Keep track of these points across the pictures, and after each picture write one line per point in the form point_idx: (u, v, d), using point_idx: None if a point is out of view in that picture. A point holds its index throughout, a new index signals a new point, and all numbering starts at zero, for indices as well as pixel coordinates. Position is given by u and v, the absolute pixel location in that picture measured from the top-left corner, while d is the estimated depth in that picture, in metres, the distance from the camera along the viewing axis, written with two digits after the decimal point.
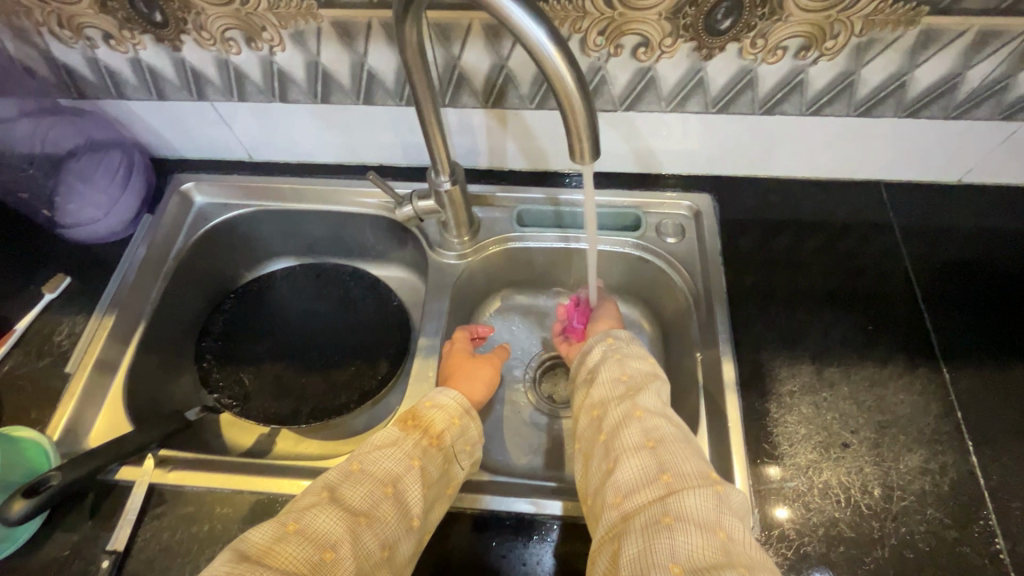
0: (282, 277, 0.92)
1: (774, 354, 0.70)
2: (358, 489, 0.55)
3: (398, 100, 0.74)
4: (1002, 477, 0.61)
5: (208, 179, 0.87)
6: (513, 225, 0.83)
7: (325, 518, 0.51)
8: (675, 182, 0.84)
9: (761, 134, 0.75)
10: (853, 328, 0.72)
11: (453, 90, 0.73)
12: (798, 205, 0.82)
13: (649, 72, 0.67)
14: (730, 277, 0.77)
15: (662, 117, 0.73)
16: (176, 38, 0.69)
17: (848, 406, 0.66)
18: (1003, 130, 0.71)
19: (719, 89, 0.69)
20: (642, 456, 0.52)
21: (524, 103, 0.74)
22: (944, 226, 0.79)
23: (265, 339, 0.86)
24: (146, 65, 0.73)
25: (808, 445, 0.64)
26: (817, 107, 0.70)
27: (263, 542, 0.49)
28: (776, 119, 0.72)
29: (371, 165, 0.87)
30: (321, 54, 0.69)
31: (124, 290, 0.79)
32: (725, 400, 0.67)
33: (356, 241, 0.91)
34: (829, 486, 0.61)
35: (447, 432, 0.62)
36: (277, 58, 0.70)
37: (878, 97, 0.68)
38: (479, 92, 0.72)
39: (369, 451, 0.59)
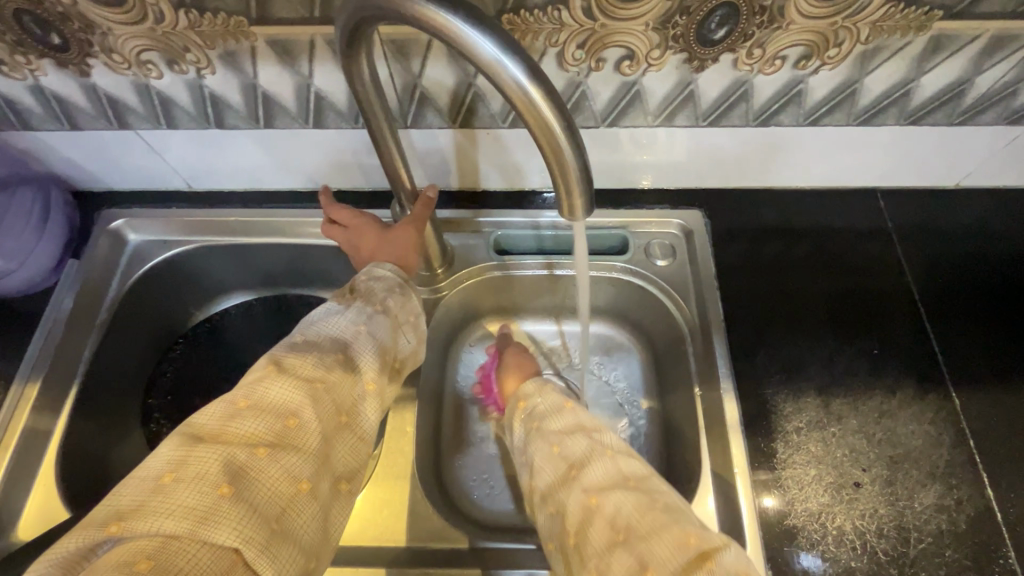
0: (238, 315, 0.83)
1: (777, 387, 0.65)
2: (306, 359, 0.49)
3: (352, 123, 0.65)
4: (1019, 509, 0.59)
5: (142, 215, 0.77)
6: (490, 253, 0.75)
7: (279, 388, 0.46)
8: (663, 198, 0.77)
9: (754, 146, 0.69)
10: (856, 351, 0.68)
11: (415, 111, 0.64)
12: (794, 217, 0.77)
13: (634, 86, 0.60)
14: (726, 301, 0.71)
15: (649, 133, 0.66)
16: (82, 62, 0.58)
17: (857, 440, 0.62)
18: (1006, 135, 0.67)
19: (710, 102, 0.62)
20: (615, 557, 0.44)
21: (496, 121, 0.66)
22: (944, 236, 0.75)
23: (220, 389, 0.77)
24: (50, 93, 0.62)
25: (819, 488, 0.59)
26: (815, 118, 0.64)
27: (216, 415, 0.44)
28: (771, 130, 0.66)
29: (328, 189, 0.78)
30: (259, 76, 0.59)
31: (50, 352, 0.70)
32: (729, 443, 0.62)
33: (318, 274, 0.83)
34: (843, 532, 0.57)
35: (389, 298, 0.59)
36: (207, 81, 0.60)
37: (881, 105, 0.62)
38: (445, 111, 0.64)
39: (313, 326, 0.54)
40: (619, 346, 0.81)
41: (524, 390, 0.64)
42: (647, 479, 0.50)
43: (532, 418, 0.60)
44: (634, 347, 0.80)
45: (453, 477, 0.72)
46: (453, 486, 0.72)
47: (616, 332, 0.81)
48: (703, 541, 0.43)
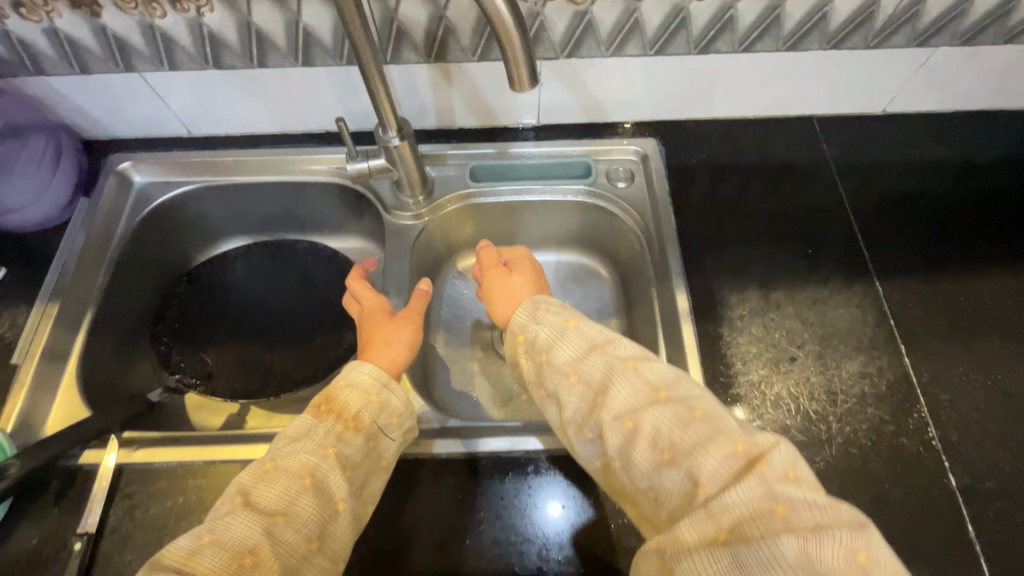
0: (238, 257, 0.90)
1: (724, 284, 0.74)
2: (272, 486, 0.51)
3: (338, 60, 0.73)
4: (932, 373, 0.67)
5: (145, 159, 0.84)
6: (466, 181, 0.83)
7: (240, 524, 0.48)
8: (623, 129, 0.86)
9: (698, 75, 0.78)
10: (793, 253, 0.76)
11: (393, 46, 0.72)
12: (741, 145, 0.85)
13: (586, 16, 0.69)
14: (680, 216, 0.80)
15: (604, 62, 0.75)
16: (94, 3, 0.66)
17: (792, 323, 0.70)
18: (918, 58, 0.77)
19: (654, 30, 0.71)
20: (665, 473, 0.47)
21: (466, 55, 0.74)
22: (873, 157, 0.84)
23: (224, 317, 0.84)
24: (64, 35, 0.69)
25: (759, 362, 0.68)
26: (748, 44, 0.73)
27: (181, 550, 0.47)
28: (711, 57, 0.75)
29: (318, 133, 0.86)
30: (253, 13, 0.67)
31: (67, 278, 0.76)
32: (680, 328, 0.70)
33: (311, 215, 0.90)
34: (780, 397, 0.65)
35: (365, 410, 0.58)
36: (206, 19, 0.68)
37: (803, 30, 0.72)
38: (420, 46, 0.72)
39: (282, 443, 0.55)
40: (588, 270, 0.89)
41: (517, 318, 0.62)
42: (676, 385, 0.51)
43: (537, 350, 0.58)
44: (603, 270, 0.89)
45: (438, 387, 0.80)
46: (439, 393, 0.79)
47: (586, 257, 0.90)
48: (751, 449, 0.45)
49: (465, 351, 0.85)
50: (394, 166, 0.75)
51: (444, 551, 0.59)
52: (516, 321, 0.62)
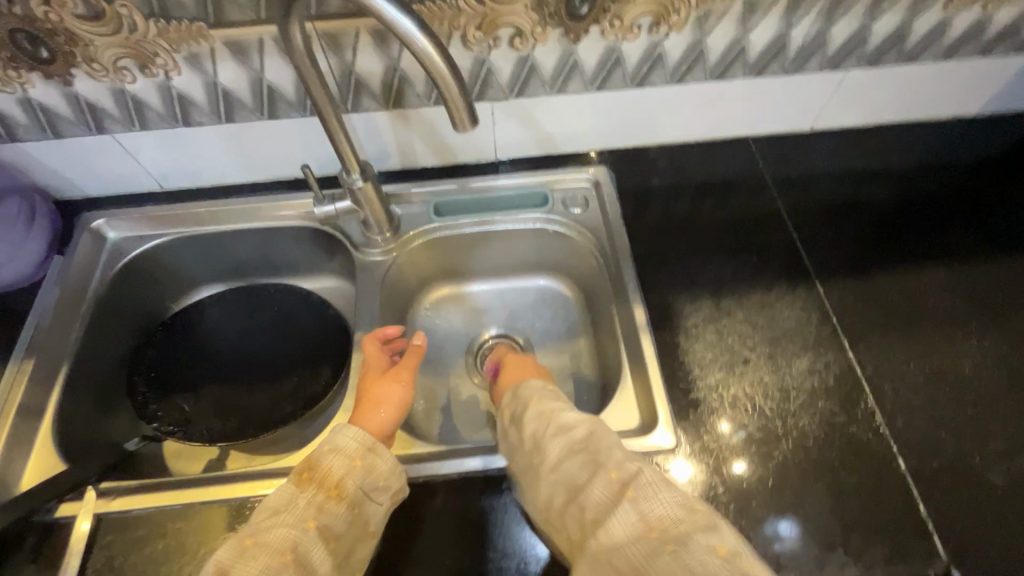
0: (210, 304, 0.90)
1: (679, 296, 0.78)
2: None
3: (302, 111, 0.78)
4: (876, 366, 0.72)
5: (119, 215, 0.87)
6: (429, 217, 0.87)
7: None
8: (576, 159, 0.92)
9: (636, 106, 0.85)
10: (738, 262, 0.82)
11: (353, 95, 0.77)
12: (685, 167, 0.92)
13: (529, 60, 0.76)
14: (634, 236, 0.85)
15: (550, 100, 0.82)
16: (66, 73, 0.70)
17: (744, 327, 0.75)
18: (832, 80, 0.85)
19: (592, 68, 0.78)
20: (635, 519, 0.49)
21: (422, 100, 0.80)
22: (806, 169, 0.91)
23: (201, 364, 0.85)
24: (37, 104, 0.73)
25: (715, 366, 0.72)
26: (679, 76, 0.81)
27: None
28: (647, 90, 0.82)
29: (285, 179, 0.89)
30: (218, 74, 0.71)
31: (42, 331, 0.77)
32: (641, 341, 0.74)
33: (283, 257, 0.93)
34: (737, 398, 0.69)
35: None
36: (175, 82, 0.72)
37: (725, 61, 0.79)
38: (378, 95, 0.78)
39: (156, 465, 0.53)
40: (552, 292, 0.94)
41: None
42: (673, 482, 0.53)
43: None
44: (566, 291, 0.93)
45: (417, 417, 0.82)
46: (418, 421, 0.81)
47: (549, 279, 0.94)
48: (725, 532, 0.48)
49: (441, 380, 0.87)
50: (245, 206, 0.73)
51: (431, 573, 0.61)
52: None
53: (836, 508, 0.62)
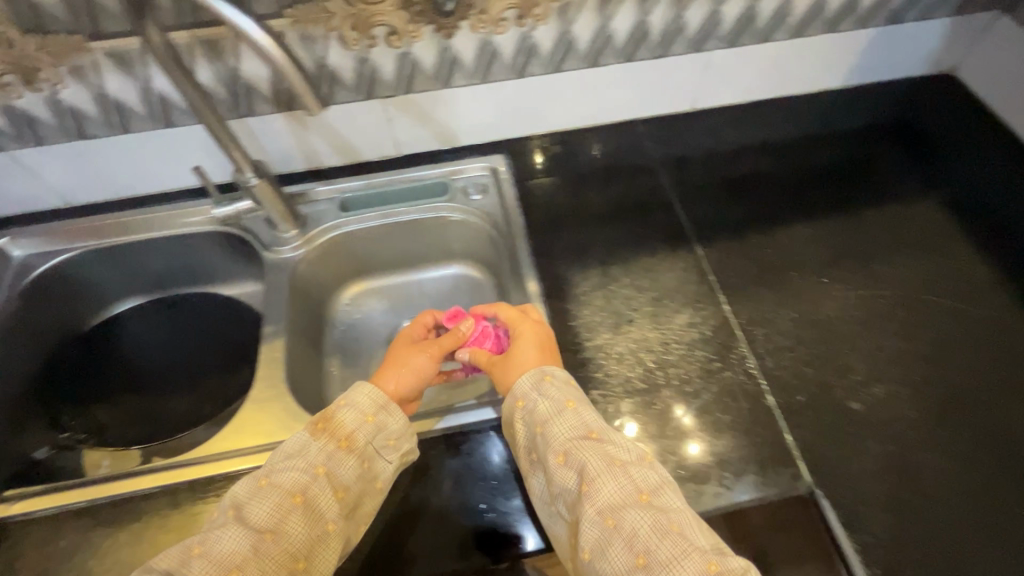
0: (131, 337, 0.70)
1: (892, 337, 0.57)
2: (266, 502, 0.40)
3: (363, 94, 0.63)
4: None
5: (152, 203, 0.69)
6: (543, 209, 0.68)
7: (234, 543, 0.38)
8: (705, 132, 0.75)
9: (758, 58, 0.71)
10: (960, 281, 0.61)
11: (444, 75, 0.63)
12: (827, 139, 0.75)
13: (602, 30, 0.62)
14: (816, 246, 0.64)
15: (657, 64, 0.68)
16: (7, 85, 0.55)
17: (974, 379, 0.54)
18: (970, 28, 0.73)
19: (699, 29, 0.65)
20: None
21: (511, 72, 0.64)
22: (966, 132, 0.75)
23: (147, 413, 0.63)
24: (26, 111, 0.57)
25: (955, 446, 0.51)
26: (800, 33, 0.69)
27: (171, 558, 0.37)
28: (767, 46, 0.69)
29: (364, 164, 0.71)
30: (246, 64, 0.56)
31: (133, 339, 0.70)
32: (847, 400, 0.53)
33: (222, 274, 0.73)
34: (987, 487, 0.49)
35: (360, 431, 0.45)
36: (105, 89, 0.57)
37: (842, 19, 0.68)
38: (473, 70, 0.63)
39: (278, 457, 0.43)
40: None
41: (592, 416, 0.45)
42: None
43: (536, 422, 0.44)
44: None
45: None
46: None
47: None
48: None
49: None
50: (256, 206, 0.61)
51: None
52: (593, 416, 0.44)
53: None
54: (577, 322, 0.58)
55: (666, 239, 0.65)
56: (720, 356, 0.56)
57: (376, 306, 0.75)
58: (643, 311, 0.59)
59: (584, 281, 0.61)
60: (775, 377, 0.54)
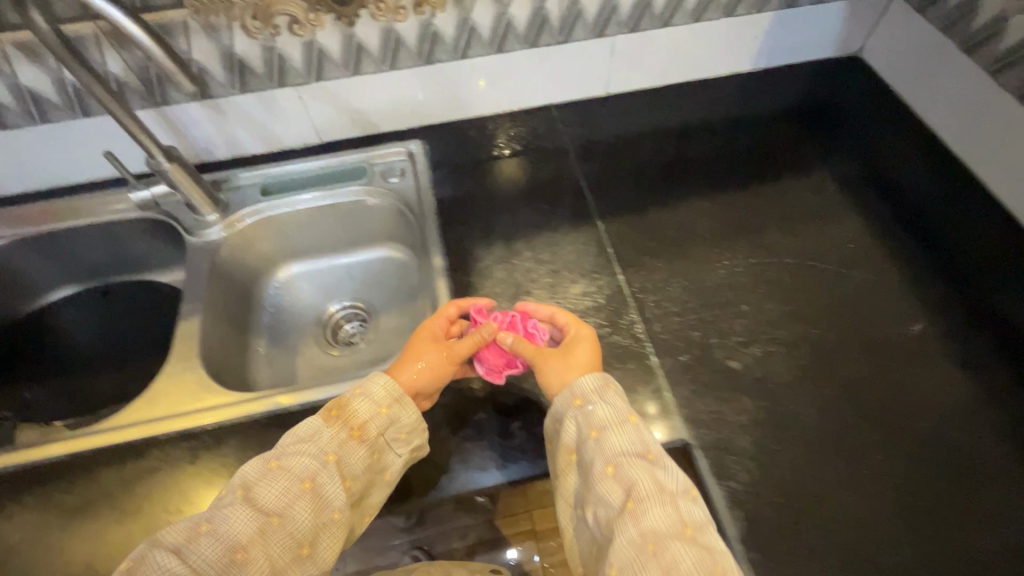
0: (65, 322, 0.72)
1: (774, 300, 0.60)
2: (276, 485, 0.42)
3: (275, 82, 0.65)
4: (1006, 361, 0.56)
5: (80, 191, 0.71)
6: (457, 189, 0.71)
7: (240, 522, 0.40)
8: (617, 114, 0.78)
9: (661, 42, 0.74)
10: (844, 249, 0.64)
11: (352, 63, 0.66)
12: (734, 118, 0.79)
13: (501, 17, 0.65)
14: (711, 218, 0.67)
15: (562, 49, 0.71)
16: None
17: (846, 336, 0.57)
18: (866, 10, 0.77)
19: (598, 13, 0.68)
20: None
21: (418, 59, 0.67)
22: (866, 111, 0.79)
23: (76, 393, 0.66)
24: None
25: (822, 399, 0.54)
26: (700, 17, 0.72)
27: (179, 532, 0.39)
28: (668, 30, 0.72)
29: (286, 151, 0.74)
30: None
31: (67, 324, 0.72)
32: (726, 359, 0.56)
33: (152, 261, 0.75)
34: (846, 436, 0.52)
35: (373, 422, 0.46)
36: (21, 79, 0.59)
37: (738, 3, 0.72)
38: (380, 58, 0.66)
39: (290, 440, 0.45)
40: None
41: (651, 437, 0.44)
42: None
43: (591, 426, 0.44)
44: None
45: None
46: None
47: None
48: None
49: None
50: (172, 190, 0.64)
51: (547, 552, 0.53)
52: (653, 438, 0.44)
53: None
54: (478, 293, 0.61)
55: (570, 214, 0.68)
56: (609, 322, 0.58)
57: (301, 288, 0.77)
58: (541, 282, 0.62)
59: (488, 255, 0.64)
60: (661, 340, 0.57)
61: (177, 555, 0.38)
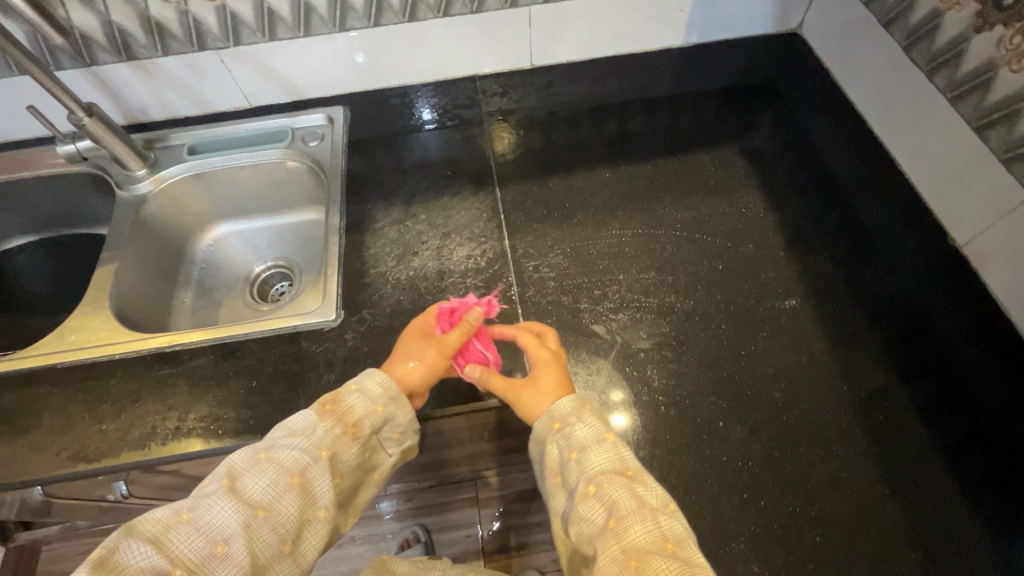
0: (14, 268, 0.78)
1: (652, 272, 0.60)
2: (263, 477, 0.44)
3: (194, 46, 0.69)
4: (871, 338, 0.56)
5: (28, 147, 0.77)
6: (373, 155, 0.74)
7: (222, 509, 0.42)
8: (540, 85, 0.79)
9: (580, 13, 0.74)
10: (736, 225, 0.64)
11: (267, 30, 0.69)
12: (658, 94, 0.79)
13: None
14: (611, 189, 0.68)
15: (477, 18, 0.72)
16: None
17: (713, 308, 0.58)
18: None
19: None
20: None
21: (331, 27, 0.70)
22: (793, 90, 0.78)
23: (12, 331, 0.71)
24: None
25: (679, 365, 0.55)
26: None
27: (157, 521, 0.42)
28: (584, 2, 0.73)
29: (216, 114, 0.77)
30: (74, 17, 0.64)
31: (16, 270, 0.78)
32: (593, 324, 0.57)
33: (94, 215, 0.80)
34: (697, 402, 0.53)
35: (368, 419, 0.48)
36: None
37: None
38: (293, 24, 0.69)
39: (280, 433, 0.46)
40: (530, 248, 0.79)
41: (629, 453, 0.46)
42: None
43: (570, 447, 0.46)
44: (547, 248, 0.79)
45: None
46: None
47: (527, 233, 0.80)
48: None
49: None
50: (98, 145, 0.69)
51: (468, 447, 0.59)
52: (631, 455, 0.45)
53: (772, 549, 0.47)
54: (369, 252, 0.64)
55: (474, 182, 0.70)
56: (486, 283, 0.60)
57: (227, 247, 0.80)
58: (430, 245, 0.64)
59: (386, 217, 0.67)
60: (532, 302, 0.59)
61: (154, 545, 0.40)
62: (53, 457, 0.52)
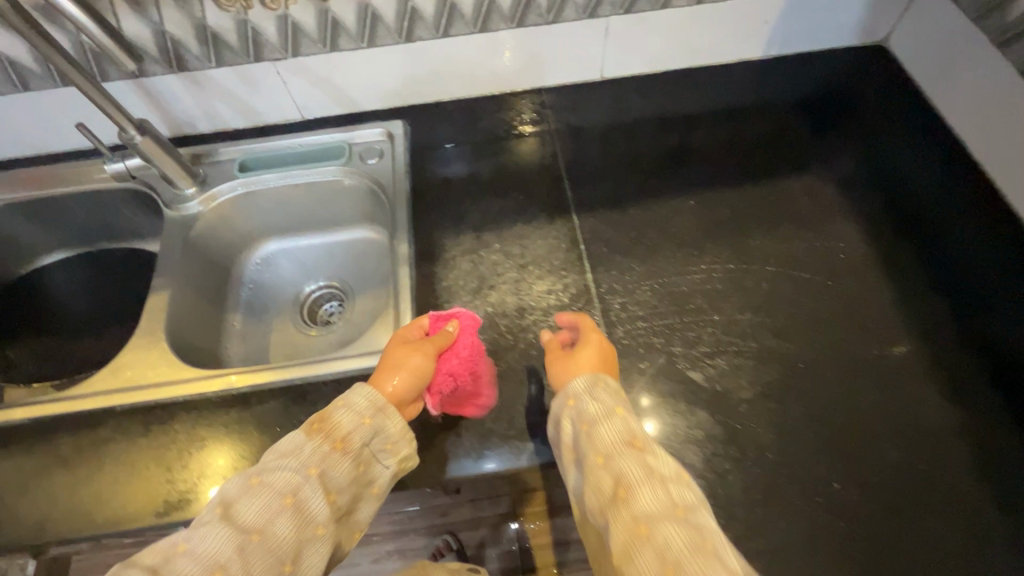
0: (54, 287, 0.74)
1: (748, 312, 0.57)
2: (257, 501, 0.37)
3: (249, 57, 0.64)
4: (987, 389, 0.53)
5: (69, 159, 0.72)
6: (437, 174, 0.70)
7: (216, 539, 0.35)
8: (610, 100, 0.74)
9: (660, 24, 0.69)
10: (833, 260, 0.60)
11: (328, 41, 0.64)
12: (737, 111, 0.74)
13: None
14: (695, 218, 0.64)
15: (552, 29, 0.67)
16: None
17: (817, 354, 0.54)
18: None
19: None
20: None
21: (396, 37, 0.65)
22: (882, 110, 0.73)
23: (55, 356, 0.68)
24: None
25: (785, 418, 0.51)
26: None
27: (157, 552, 0.35)
28: (667, 12, 0.68)
29: (268, 127, 0.73)
30: (125, 25, 0.59)
31: (55, 289, 0.74)
32: (689, 371, 0.53)
33: (137, 232, 0.76)
34: (806, 459, 0.49)
35: (357, 433, 0.42)
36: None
37: None
38: (357, 35, 0.64)
39: (269, 457, 0.40)
40: None
41: (639, 422, 0.41)
42: None
43: (582, 420, 0.41)
44: None
45: None
46: None
47: None
48: None
49: None
50: (147, 163, 0.64)
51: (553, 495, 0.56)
52: (639, 424, 0.40)
53: None
54: (442, 285, 0.60)
55: (547, 207, 0.65)
56: None
57: (278, 267, 0.76)
58: (506, 278, 0.60)
59: (456, 245, 0.62)
60: (622, 345, 0.55)
61: None
62: (118, 508, 0.49)
